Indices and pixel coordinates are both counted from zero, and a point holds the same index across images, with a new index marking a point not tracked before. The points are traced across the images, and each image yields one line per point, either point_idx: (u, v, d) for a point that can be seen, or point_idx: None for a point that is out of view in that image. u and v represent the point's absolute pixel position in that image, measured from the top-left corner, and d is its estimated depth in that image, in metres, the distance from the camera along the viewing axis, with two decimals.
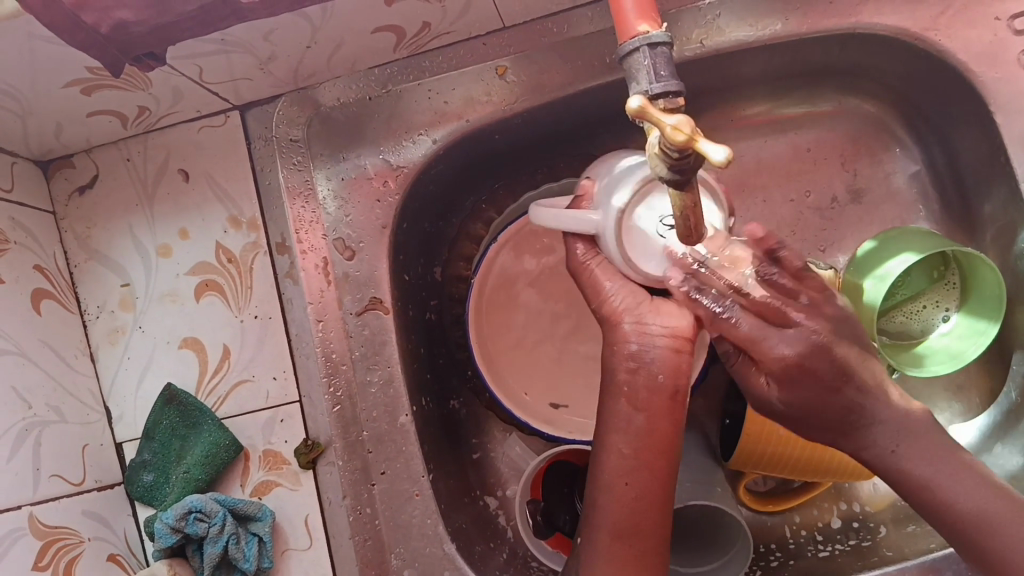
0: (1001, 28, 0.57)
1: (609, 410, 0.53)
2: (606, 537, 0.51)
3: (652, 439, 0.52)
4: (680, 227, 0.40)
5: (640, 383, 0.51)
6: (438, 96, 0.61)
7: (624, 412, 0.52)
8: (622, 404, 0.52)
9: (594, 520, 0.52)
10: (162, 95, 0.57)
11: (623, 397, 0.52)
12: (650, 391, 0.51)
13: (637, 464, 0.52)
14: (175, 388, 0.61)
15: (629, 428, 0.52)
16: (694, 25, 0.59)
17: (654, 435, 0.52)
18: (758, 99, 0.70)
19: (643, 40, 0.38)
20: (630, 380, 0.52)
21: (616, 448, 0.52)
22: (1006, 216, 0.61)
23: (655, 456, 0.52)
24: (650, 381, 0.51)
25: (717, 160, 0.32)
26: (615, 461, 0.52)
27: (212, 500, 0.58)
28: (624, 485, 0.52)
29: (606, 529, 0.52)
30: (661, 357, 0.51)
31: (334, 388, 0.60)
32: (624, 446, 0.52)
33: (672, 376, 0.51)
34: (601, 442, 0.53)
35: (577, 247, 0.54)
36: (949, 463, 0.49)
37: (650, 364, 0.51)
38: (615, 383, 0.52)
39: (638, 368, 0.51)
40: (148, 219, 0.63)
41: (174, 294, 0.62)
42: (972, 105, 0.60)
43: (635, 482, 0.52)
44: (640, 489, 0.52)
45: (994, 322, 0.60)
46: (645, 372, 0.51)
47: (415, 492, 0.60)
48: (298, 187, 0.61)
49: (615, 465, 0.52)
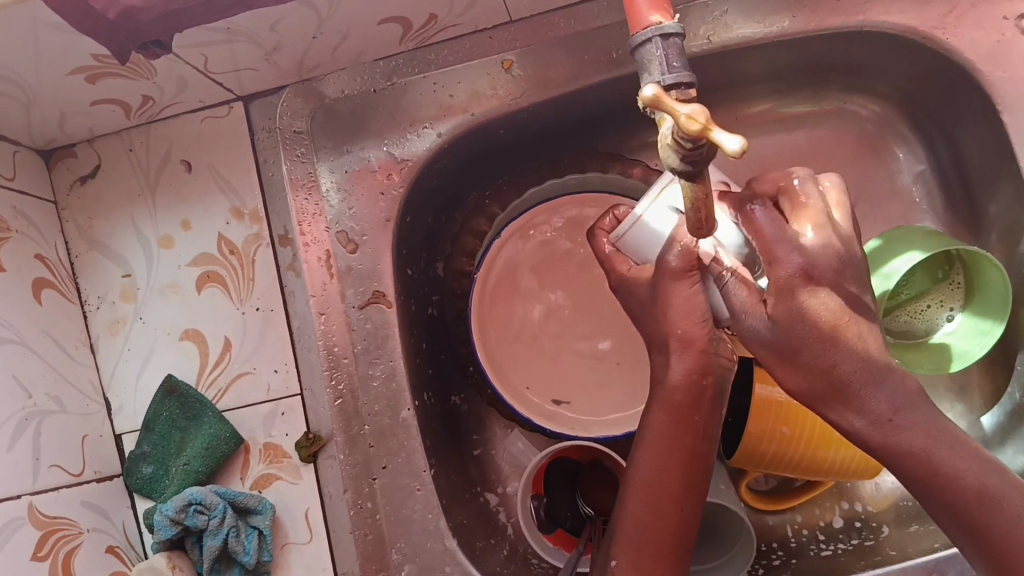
0: (1008, 27, 0.57)
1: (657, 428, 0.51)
2: (651, 559, 0.51)
3: (700, 462, 0.51)
4: (690, 220, 0.40)
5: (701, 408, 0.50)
6: (443, 89, 0.60)
7: (680, 435, 0.50)
8: (686, 429, 0.50)
9: (632, 538, 0.52)
10: (166, 85, 0.57)
11: (676, 419, 0.50)
12: (711, 418, 0.50)
13: (689, 490, 0.51)
14: (176, 379, 0.61)
15: (682, 451, 0.51)
16: (701, 21, 0.59)
17: (704, 457, 0.51)
18: (762, 97, 0.70)
19: (655, 30, 0.38)
20: (688, 404, 0.50)
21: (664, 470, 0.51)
22: (1013, 215, 0.61)
23: (705, 484, 0.51)
24: (712, 409, 0.50)
25: (731, 150, 0.31)
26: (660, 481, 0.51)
27: (212, 492, 0.57)
28: (672, 508, 0.51)
29: (653, 555, 0.51)
30: (724, 385, 0.50)
31: (336, 381, 0.60)
32: (673, 467, 0.51)
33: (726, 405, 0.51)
34: (645, 460, 0.52)
35: (601, 243, 0.54)
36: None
37: (717, 390, 0.50)
38: (676, 403, 0.50)
39: (706, 395, 0.49)
40: (150, 210, 0.62)
41: (176, 285, 0.62)
42: (979, 104, 0.60)
43: (686, 507, 0.51)
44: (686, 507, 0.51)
45: (1000, 322, 0.60)
46: (711, 399, 0.50)
47: (416, 487, 0.59)
48: (302, 179, 0.61)
49: (670, 488, 0.51)
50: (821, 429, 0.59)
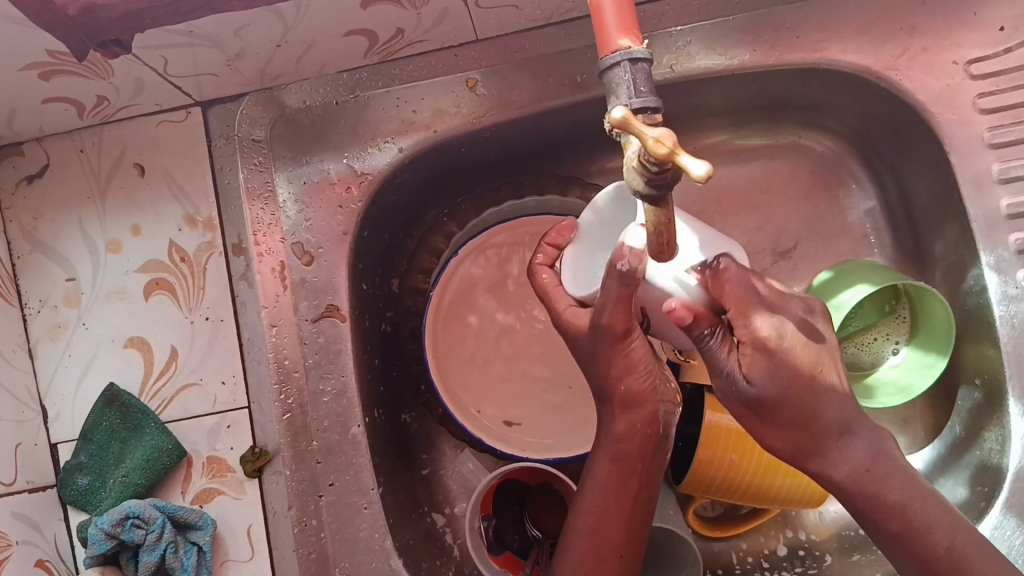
0: (957, 72, 0.59)
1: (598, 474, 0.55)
2: None
3: (639, 509, 0.55)
4: (652, 244, 0.40)
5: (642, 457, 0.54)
6: (406, 105, 0.60)
7: (621, 482, 0.54)
8: (630, 479, 0.54)
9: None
10: (123, 86, 0.55)
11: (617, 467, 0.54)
12: (652, 471, 0.55)
13: (629, 536, 0.55)
14: (118, 389, 0.59)
15: (623, 496, 0.54)
16: (664, 50, 0.60)
17: (643, 505, 0.55)
18: (719, 129, 0.71)
19: (625, 54, 0.38)
20: (634, 457, 0.54)
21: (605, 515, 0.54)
22: (957, 253, 0.63)
23: (643, 532, 0.55)
24: (654, 462, 0.54)
25: (697, 175, 0.31)
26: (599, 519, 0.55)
27: (151, 506, 0.56)
28: (611, 552, 0.55)
29: None
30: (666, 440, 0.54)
31: (286, 395, 0.59)
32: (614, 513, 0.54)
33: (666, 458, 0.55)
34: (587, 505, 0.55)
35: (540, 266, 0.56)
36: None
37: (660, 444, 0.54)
38: (622, 454, 0.54)
39: (649, 446, 0.54)
40: (98, 213, 0.61)
41: (122, 291, 0.60)
42: (929, 145, 0.61)
43: (624, 551, 0.55)
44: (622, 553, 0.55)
45: (943, 356, 0.61)
46: (653, 452, 0.54)
47: (364, 505, 0.58)
48: (259, 189, 0.60)
49: (612, 533, 0.54)
50: (771, 458, 0.59)
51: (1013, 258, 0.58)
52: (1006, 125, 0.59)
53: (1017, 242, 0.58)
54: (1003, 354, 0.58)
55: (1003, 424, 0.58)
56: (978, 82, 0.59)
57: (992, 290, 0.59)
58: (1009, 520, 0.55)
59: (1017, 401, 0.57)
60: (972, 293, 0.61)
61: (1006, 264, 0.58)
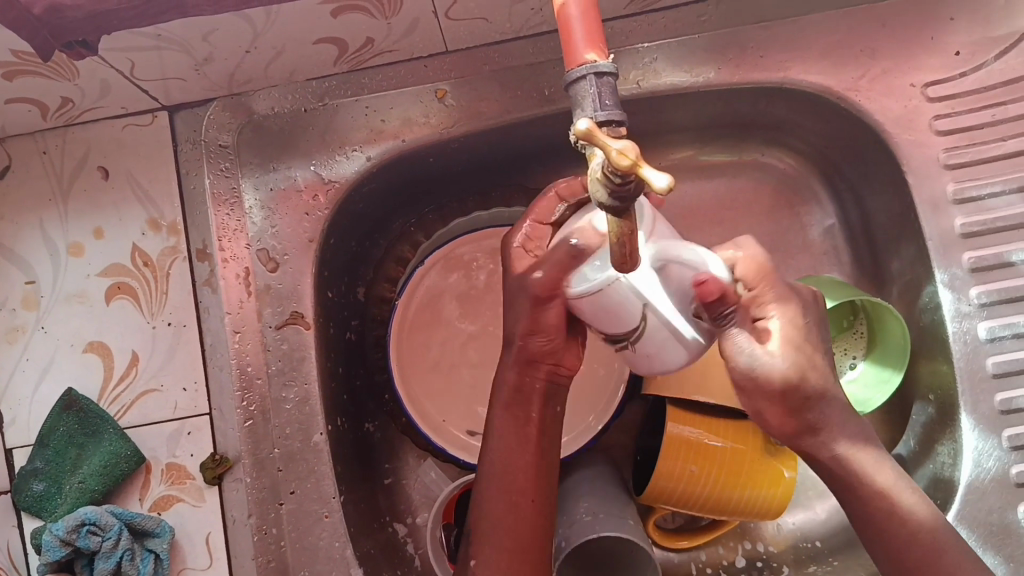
0: (915, 94, 0.61)
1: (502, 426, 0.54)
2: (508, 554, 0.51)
3: (547, 460, 0.54)
4: (615, 254, 0.40)
5: (542, 408, 0.54)
6: (375, 114, 0.60)
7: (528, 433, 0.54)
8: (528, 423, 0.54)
9: (497, 537, 0.52)
10: (89, 87, 0.55)
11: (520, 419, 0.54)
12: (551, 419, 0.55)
13: (537, 483, 0.53)
14: (76, 393, 0.58)
15: (530, 445, 0.53)
16: (631, 66, 0.61)
17: (552, 455, 0.54)
18: (684, 145, 0.72)
19: (590, 68, 0.38)
20: (526, 400, 0.54)
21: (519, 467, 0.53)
22: (913, 271, 0.64)
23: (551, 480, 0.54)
24: (552, 411, 0.55)
25: (658, 187, 0.32)
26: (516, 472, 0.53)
27: (107, 512, 0.55)
28: (525, 501, 0.53)
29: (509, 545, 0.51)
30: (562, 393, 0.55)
31: (247, 402, 0.58)
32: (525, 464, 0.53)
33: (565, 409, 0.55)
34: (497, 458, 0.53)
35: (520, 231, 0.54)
36: (856, 503, 0.50)
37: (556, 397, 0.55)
38: (518, 403, 0.54)
39: (547, 399, 0.54)
40: (60, 216, 0.60)
41: (83, 295, 0.60)
42: (887, 164, 0.63)
43: (537, 499, 0.53)
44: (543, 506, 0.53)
45: (898, 371, 0.63)
46: (550, 403, 0.54)
47: (324, 514, 0.58)
48: (224, 195, 0.60)
49: (519, 481, 0.53)
50: (729, 469, 0.60)
51: (966, 275, 0.60)
52: (961, 147, 0.61)
53: (971, 261, 0.60)
54: (955, 370, 0.59)
55: (955, 438, 0.59)
56: (934, 105, 0.61)
57: (946, 307, 0.60)
58: (961, 533, 0.56)
59: (969, 416, 0.58)
60: (926, 310, 0.62)
61: (959, 282, 0.60)
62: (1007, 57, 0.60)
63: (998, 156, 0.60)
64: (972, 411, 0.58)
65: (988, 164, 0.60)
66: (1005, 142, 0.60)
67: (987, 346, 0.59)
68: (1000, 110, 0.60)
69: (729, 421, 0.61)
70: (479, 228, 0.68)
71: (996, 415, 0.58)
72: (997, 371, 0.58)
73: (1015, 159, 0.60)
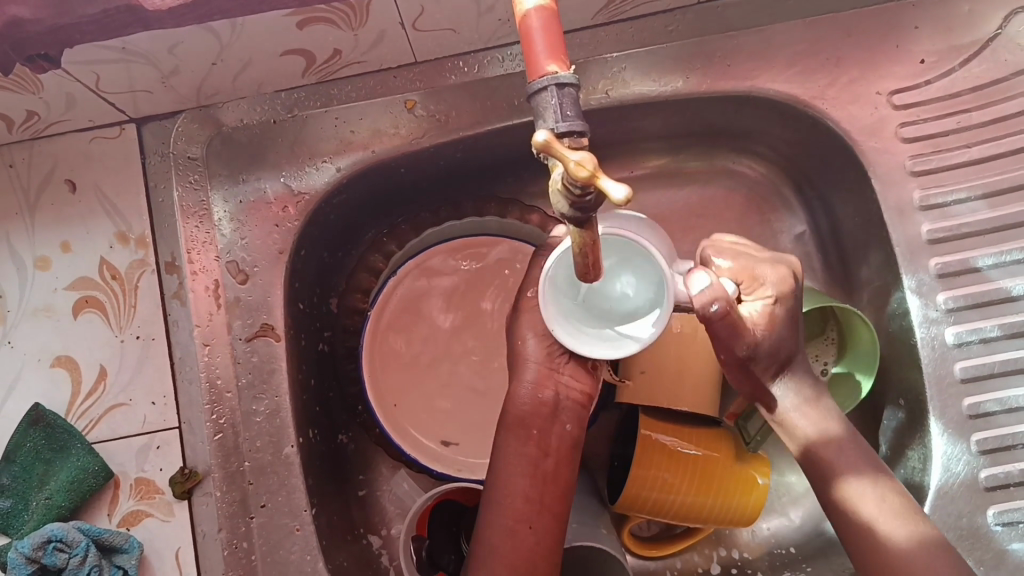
0: (881, 102, 0.61)
1: (515, 454, 0.53)
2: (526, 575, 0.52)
3: (552, 484, 0.54)
4: (578, 264, 0.41)
5: (552, 431, 0.54)
6: (345, 125, 0.60)
7: (533, 458, 0.53)
8: (529, 447, 0.53)
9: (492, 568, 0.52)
10: (54, 101, 0.55)
11: (532, 439, 0.53)
12: (558, 438, 0.54)
13: (538, 508, 0.53)
14: (44, 408, 0.57)
15: (535, 473, 0.54)
16: (600, 75, 0.61)
17: (546, 455, 0.54)
18: (656, 154, 0.73)
19: (552, 79, 0.38)
20: (542, 420, 0.53)
21: (521, 494, 0.53)
22: (881, 277, 0.65)
23: (554, 500, 0.54)
24: (559, 428, 0.54)
25: (616, 199, 0.32)
26: (519, 508, 0.53)
27: (75, 529, 0.54)
28: (525, 530, 0.53)
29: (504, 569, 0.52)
30: (569, 407, 0.54)
31: (217, 415, 0.58)
32: (521, 498, 0.53)
33: (577, 426, 0.55)
34: (504, 484, 0.53)
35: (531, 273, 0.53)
36: None
37: (560, 412, 0.54)
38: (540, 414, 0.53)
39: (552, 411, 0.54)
40: (27, 229, 0.60)
41: (50, 309, 0.59)
42: (854, 172, 0.64)
43: (537, 526, 0.53)
44: (548, 540, 0.53)
45: (867, 377, 0.63)
46: (556, 419, 0.54)
47: (295, 527, 0.57)
48: (193, 207, 0.59)
49: (515, 508, 0.53)
50: (703, 477, 0.61)
51: (933, 281, 0.60)
52: (926, 154, 0.61)
53: (937, 267, 0.60)
54: (923, 375, 0.60)
55: (925, 442, 0.59)
56: (901, 113, 0.61)
57: (914, 314, 0.60)
58: None
59: (938, 421, 0.58)
60: (895, 316, 0.63)
61: (926, 288, 0.60)
62: (970, 65, 0.61)
63: (962, 163, 0.61)
64: (941, 416, 0.58)
65: (954, 172, 0.61)
66: (969, 149, 0.61)
67: (955, 351, 0.59)
68: (964, 117, 0.61)
69: (702, 430, 0.63)
70: (447, 239, 0.68)
71: (964, 420, 0.58)
72: (964, 376, 0.59)
73: (979, 166, 0.61)
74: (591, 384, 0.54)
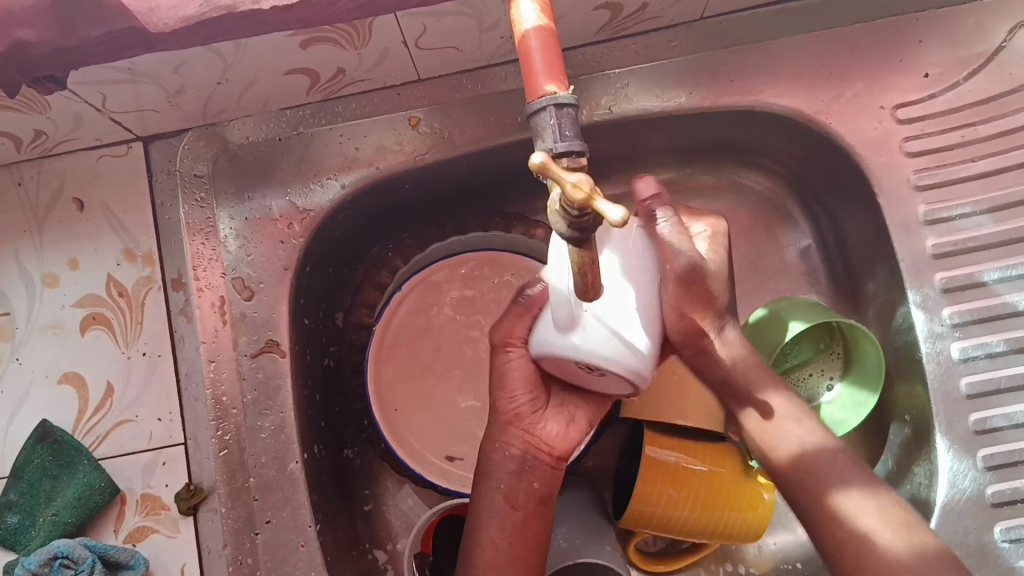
0: (885, 116, 0.61)
1: (488, 505, 0.54)
2: None
3: (525, 537, 0.54)
4: (577, 283, 0.41)
5: (522, 485, 0.55)
6: (350, 142, 0.61)
7: (504, 509, 0.54)
8: (500, 500, 0.54)
9: None
10: (62, 120, 0.55)
11: (502, 494, 0.55)
12: (527, 493, 0.55)
13: (510, 558, 0.53)
14: (51, 425, 0.58)
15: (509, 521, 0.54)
16: (603, 91, 0.62)
17: (515, 512, 0.54)
18: (660, 168, 0.73)
19: (550, 100, 0.38)
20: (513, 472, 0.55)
21: (497, 544, 0.53)
22: (887, 292, 0.65)
23: (527, 552, 0.54)
24: (528, 485, 0.55)
25: (613, 220, 0.32)
26: (488, 558, 0.53)
27: (81, 546, 0.54)
28: None
29: None
30: (540, 462, 0.56)
31: (222, 432, 0.58)
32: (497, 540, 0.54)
33: (546, 484, 0.55)
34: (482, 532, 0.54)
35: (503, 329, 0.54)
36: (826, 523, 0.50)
37: (531, 468, 0.55)
38: (508, 463, 0.55)
39: (523, 470, 0.55)
40: (35, 247, 0.60)
41: (58, 325, 0.60)
42: (859, 186, 0.63)
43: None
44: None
45: (873, 394, 0.63)
46: (527, 475, 0.55)
47: (300, 543, 0.57)
48: (199, 225, 0.60)
49: (488, 558, 0.53)
50: (707, 493, 0.60)
51: (939, 296, 0.60)
52: (932, 168, 0.61)
53: (942, 281, 0.60)
54: (931, 391, 0.59)
55: (931, 458, 0.59)
56: (905, 127, 0.61)
57: (919, 328, 0.60)
58: None
59: (944, 437, 0.58)
60: (901, 331, 0.63)
61: (932, 303, 0.60)
62: (975, 79, 0.61)
63: (968, 177, 0.61)
64: (947, 431, 0.58)
65: (959, 186, 0.61)
66: (975, 162, 0.60)
67: (961, 366, 0.59)
68: (969, 131, 0.61)
69: (707, 447, 0.63)
70: (453, 256, 0.69)
71: (971, 435, 0.58)
72: (970, 391, 0.58)
73: (985, 179, 0.60)
74: (565, 442, 0.56)
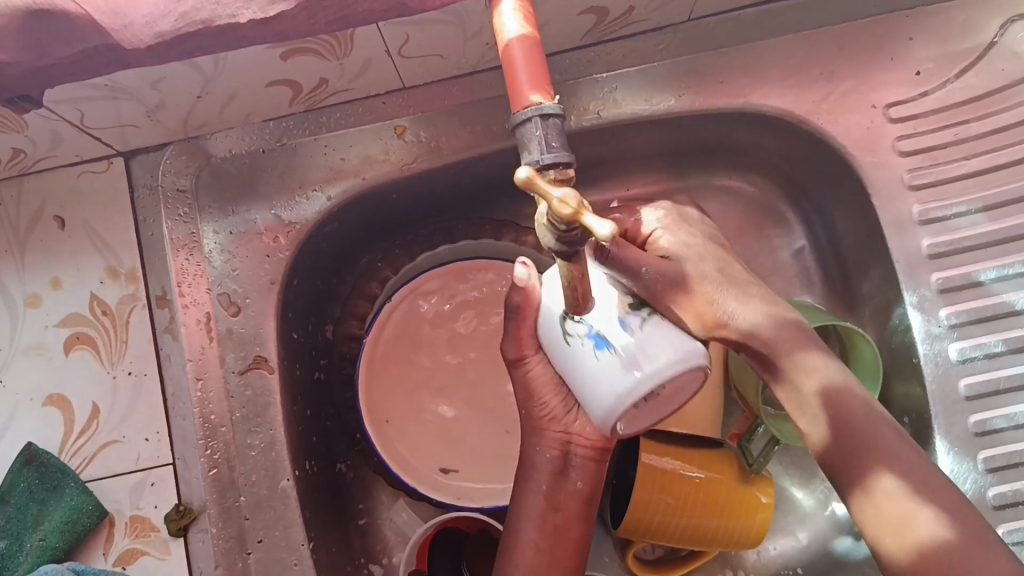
0: (876, 116, 0.61)
1: (527, 507, 0.56)
2: None
3: (565, 537, 0.56)
4: (567, 296, 0.40)
5: (561, 488, 0.56)
6: (334, 153, 0.60)
7: (544, 510, 0.55)
8: (539, 503, 0.56)
9: None
10: (40, 138, 0.54)
11: (541, 496, 0.56)
12: (568, 495, 0.56)
13: (550, 560, 0.55)
14: (36, 447, 0.57)
15: (544, 526, 0.55)
16: (591, 96, 0.61)
17: (566, 506, 0.56)
18: (652, 171, 0.72)
19: (535, 110, 0.37)
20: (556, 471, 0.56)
21: (532, 545, 0.55)
22: (882, 293, 0.64)
23: (566, 555, 0.55)
24: (570, 488, 0.56)
25: (602, 235, 0.31)
26: (529, 561, 0.54)
27: (68, 571, 0.53)
28: None
29: None
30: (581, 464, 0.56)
31: (211, 451, 0.57)
32: (534, 513, 0.55)
33: (589, 483, 0.56)
34: (515, 539, 0.56)
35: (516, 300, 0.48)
36: None
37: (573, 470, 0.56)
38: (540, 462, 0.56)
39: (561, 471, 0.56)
40: (16, 266, 0.59)
41: (42, 346, 0.58)
42: (852, 186, 0.63)
43: None
44: (562, 557, 0.55)
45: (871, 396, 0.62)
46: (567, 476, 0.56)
47: (294, 561, 0.57)
48: (183, 240, 0.59)
49: (528, 563, 0.54)
50: (705, 499, 0.60)
51: (935, 296, 0.59)
52: (924, 167, 0.60)
53: (939, 282, 0.59)
54: (928, 393, 0.58)
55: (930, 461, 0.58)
56: (897, 126, 0.60)
57: (916, 329, 0.59)
58: None
59: (943, 440, 0.57)
60: (897, 331, 0.62)
61: (928, 303, 0.59)
62: (968, 75, 0.60)
63: (961, 176, 0.60)
64: (946, 434, 0.57)
65: (952, 185, 0.60)
66: (968, 160, 0.60)
67: (958, 368, 0.58)
68: (962, 129, 0.60)
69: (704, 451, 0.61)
70: (445, 264, 0.67)
71: (970, 437, 0.57)
72: (968, 393, 0.58)
73: (978, 178, 0.60)
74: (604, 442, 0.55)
